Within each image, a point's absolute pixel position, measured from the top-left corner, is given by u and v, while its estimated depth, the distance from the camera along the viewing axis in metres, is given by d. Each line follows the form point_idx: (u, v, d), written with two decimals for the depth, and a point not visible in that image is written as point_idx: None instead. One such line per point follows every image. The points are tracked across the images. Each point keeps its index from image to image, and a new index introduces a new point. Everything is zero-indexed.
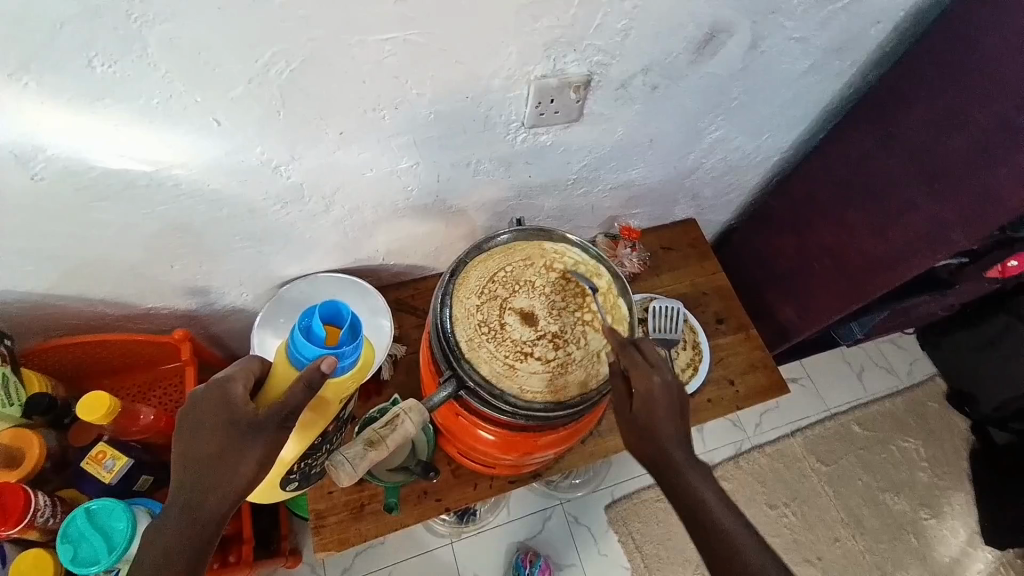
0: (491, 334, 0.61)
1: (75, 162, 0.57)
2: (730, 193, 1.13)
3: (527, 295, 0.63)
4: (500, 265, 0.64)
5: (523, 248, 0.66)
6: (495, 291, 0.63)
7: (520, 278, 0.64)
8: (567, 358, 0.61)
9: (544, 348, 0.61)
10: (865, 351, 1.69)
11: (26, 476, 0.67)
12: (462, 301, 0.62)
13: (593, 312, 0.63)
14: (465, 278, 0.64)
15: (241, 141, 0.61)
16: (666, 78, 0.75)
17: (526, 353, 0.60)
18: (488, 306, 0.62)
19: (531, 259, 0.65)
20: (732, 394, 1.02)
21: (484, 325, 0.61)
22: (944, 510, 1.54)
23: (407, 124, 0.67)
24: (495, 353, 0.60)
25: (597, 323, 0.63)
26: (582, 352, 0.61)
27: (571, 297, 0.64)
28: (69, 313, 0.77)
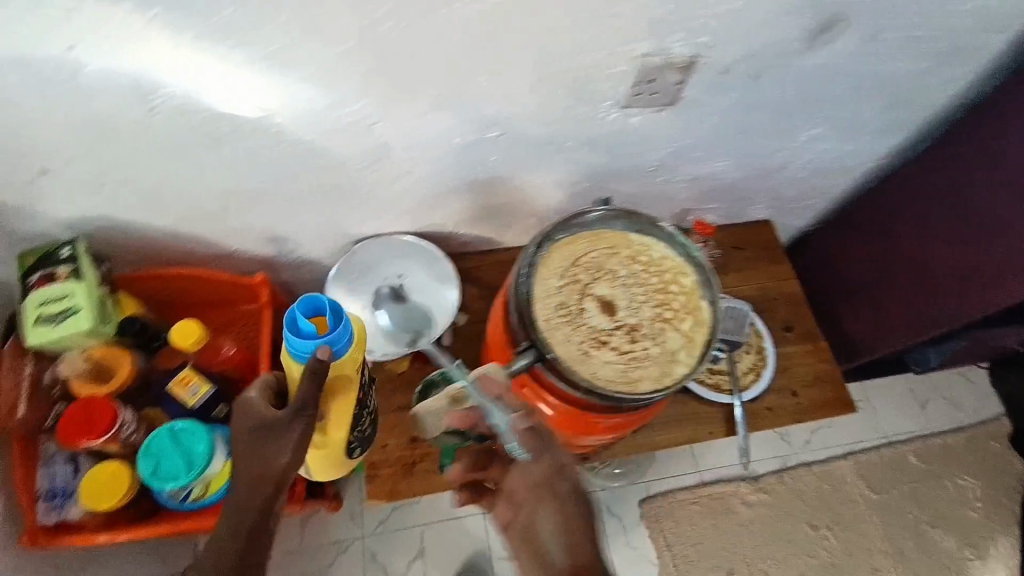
0: (570, 318, 0.60)
1: (190, 100, 0.60)
2: (813, 197, 1.08)
3: (609, 283, 0.62)
4: (585, 249, 0.63)
5: (610, 235, 0.65)
6: (577, 275, 0.62)
7: (603, 265, 0.63)
8: (643, 352, 0.59)
9: (620, 339, 0.60)
10: (931, 381, 1.59)
11: (114, 392, 0.72)
12: (544, 280, 0.61)
13: (674, 310, 0.62)
14: (549, 258, 0.63)
15: (343, 94, 0.62)
16: (771, 68, 0.72)
17: (602, 341, 0.59)
18: (568, 289, 0.61)
19: (616, 247, 0.64)
20: (793, 405, 0.98)
21: (563, 307, 0.60)
22: (991, 552, 1.47)
23: (503, 92, 0.67)
24: (570, 337, 0.59)
25: (678, 321, 0.61)
26: (658, 348, 0.60)
27: (653, 291, 0.62)
28: (161, 246, 0.81)
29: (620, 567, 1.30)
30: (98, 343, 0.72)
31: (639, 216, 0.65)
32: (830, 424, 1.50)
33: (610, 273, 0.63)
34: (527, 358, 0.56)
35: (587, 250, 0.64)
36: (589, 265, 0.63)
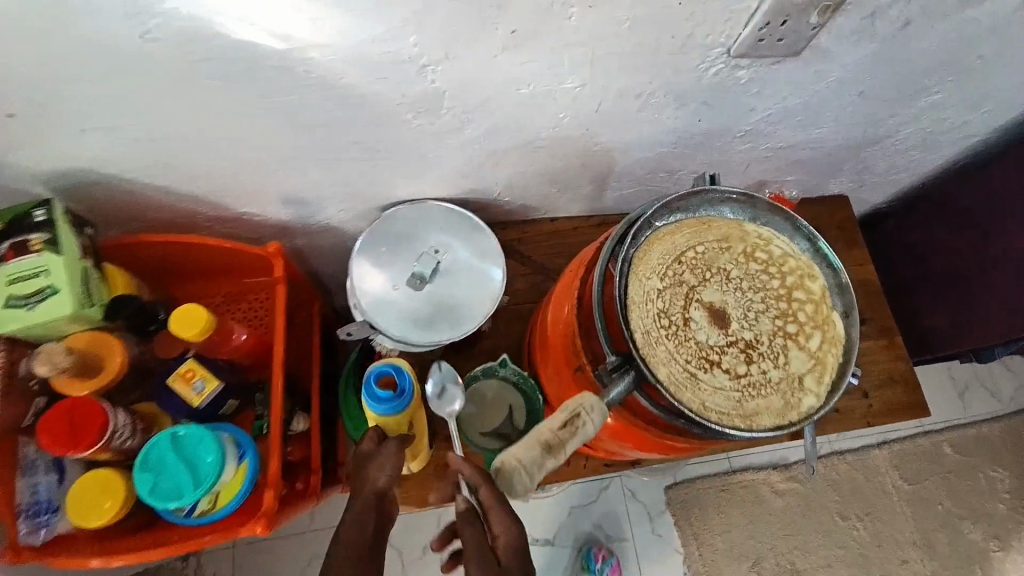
0: (673, 330, 0.48)
1: (192, 24, 0.45)
2: (902, 173, 0.95)
3: (720, 287, 0.50)
4: (691, 243, 0.51)
5: (720, 226, 0.53)
6: (682, 276, 0.50)
7: (712, 264, 0.51)
8: (761, 376, 0.48)
9: (734, 358, 0.48)
10: (973, 370, 1.51)
11: (100, 389, 0.60)
12: (643, 280, 0.49)
13: (799, 323, 0.50)
14: (646, 251, 0.51)
15: (393, 26, 0.48)
16: (927, 14, 0.57)
17: (713, 361, 0.48)
18: (671, 293, 0.49)
19: (728, 241, 0.52)
20: (864, 408, 0.88)
21: (666, 317, 0.48)
22: (1013, 543, 1.42)
23: (594, 32, 0.52)
24: (675, 356, 0.47)
25: (803, 338, 0.50)
26: (779, 372, 0.49)
27: (772, 298, 0.51)
28: (157, 208, 0.68)
29: (643, 554, 1.25)
30: (82, 329, 0.60)
31: (757, 203, 0.53)
32: None
33: (720, 273, 0.51)
34: (623, 381, 0.45)
35: (692, 243, 0.51)
36: (696, 264, 0.51)
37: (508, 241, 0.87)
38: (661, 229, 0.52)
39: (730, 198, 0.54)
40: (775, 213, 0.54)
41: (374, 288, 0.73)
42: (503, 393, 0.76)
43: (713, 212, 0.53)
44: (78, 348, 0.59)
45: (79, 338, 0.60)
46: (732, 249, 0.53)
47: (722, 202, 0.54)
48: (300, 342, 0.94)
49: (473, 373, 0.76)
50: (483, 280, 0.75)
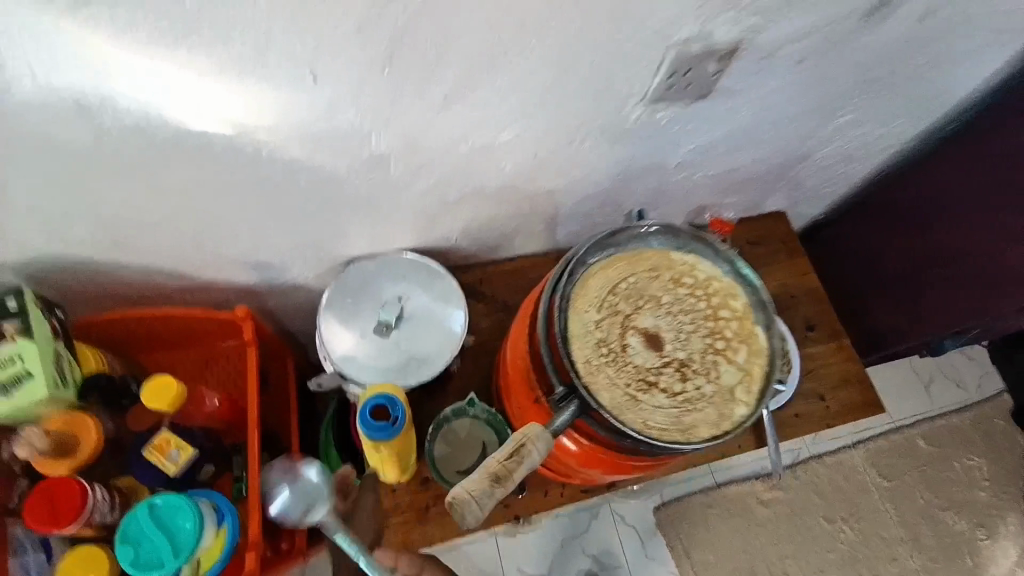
0: (613, 357, 0.53)
1: (146, 116, 0.49)
2: (832, 186, 1.02)
3: (652, 314, 0.56)
4: (622, 276, 0.57)
5: (648, 257, 0.59)
6: (617, 307, 0.55)
7: (644, 293, 0.57)
8: (697, 391, 0.54)
9: (670, 377, 0.54)
10: (936, 362, 1.58)
11: (78, 468, 0.61)
12: (580, 314, 0.55)
13: (727, 339, 0.56)
14: (582, 287, 0.56)
15: (332, 102, 0.52)
16: (818, 52, 0.63)
17: (651, 382, 0.53)
18: (609, 323, 0.55)
19: (657, 270, 0.58)
20: (823, 410, 0.93)
21: (605, 346, 0.53)
22: (1000, 530, 1.48)
23: (520, 91, 0.57)
24: (617, 381, 0.52)
25: (731, 352, 0.56)
26: (713, 385, 0.54)
27: (700, 318, 0.57)
28: (125, 284, 0.71)
29: None
30: (56, 410, 0.61)
31: (680, 235, 0.59)
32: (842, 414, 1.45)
33: (652, 301, 0.57)
34: (570, 409, 0.49)
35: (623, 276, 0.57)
36: (629, 294, 0.56)
37: (470, 282, 0.91)
38: (596, 265, 0.57)
39: (657, 231, 0.60)
40: (698, 240, 0.60)
41: (343, 341, 0.77)
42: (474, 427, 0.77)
43: (643, 245, 0.59)
44: (55, 430, 0.61)
45: (56, 421, 0.61)
46: (662, 277, 0.58)
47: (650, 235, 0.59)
48: (275, 401, 0.96)
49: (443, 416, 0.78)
50: (446, 321, 0.79)
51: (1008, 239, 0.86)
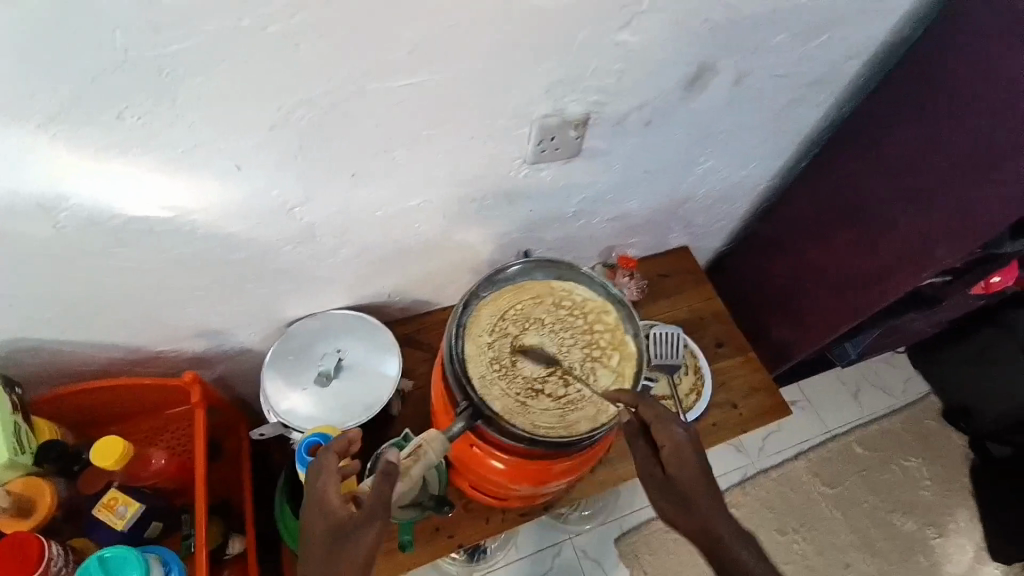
0: (504, 372, 0.66)
1: (95, 211, 0.59)
2: (722, 221, 1.17)
3: (536, 332, 0.69)
4: (510, 304, 0.71)
5: (532, 286, 0.72)
6: (506, 330, 0.69)
7: (529, 316, 0.70)
8: (577, 393, 0.66)
9: (554, 383, 0.66)
10: (860, 371, 1.70)
11: (37, 526, 0.68)
12: (475, 339, 0.68)
13: (602, 347, 0.69)
14: (477, 316, 0.69)
15: (256, 186, 0.63)
16: (660, 115, 0.79)
17: (537, 390, 0.65)
18: (499, 344, 0.68)
19: (539, 297, 0.72)
20: (736, 417, 1.03)
21: (497, 363, 0.66)
22: (949, 527, 1.53)
23: (417, 164, 0.70)
24: (507, 391, 0.65)
25: (607, 358, 0.69)
26: (591, 387, 0.67)
27: (578, 332, 0.70)
28: (79, 361, 0.78)
29: None
30: (16, 475, 0.68)
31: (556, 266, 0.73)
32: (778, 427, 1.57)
33: (537, 322, 0.70)
34: (467, 418, 0.61)
35: (511, 304, 0.71)
36: (516, 318, 0.70)
37: (408, 333, 0.99)
38: (488, 297, 0.71)
39: (540, 264, 0.74)
40: (575, 267, 0.74)
41: (287, 393, 0.84)
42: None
43: (527, 277, 0.72)
44: (14, 492, 0.67)
45: (16, 484, 0.68)
46: (546, 302, 0.72)
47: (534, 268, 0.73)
48: (231, 465, 1.01)
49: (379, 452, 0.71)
50: (382, 367, 0.88)
51: (858, 249, 0.99)
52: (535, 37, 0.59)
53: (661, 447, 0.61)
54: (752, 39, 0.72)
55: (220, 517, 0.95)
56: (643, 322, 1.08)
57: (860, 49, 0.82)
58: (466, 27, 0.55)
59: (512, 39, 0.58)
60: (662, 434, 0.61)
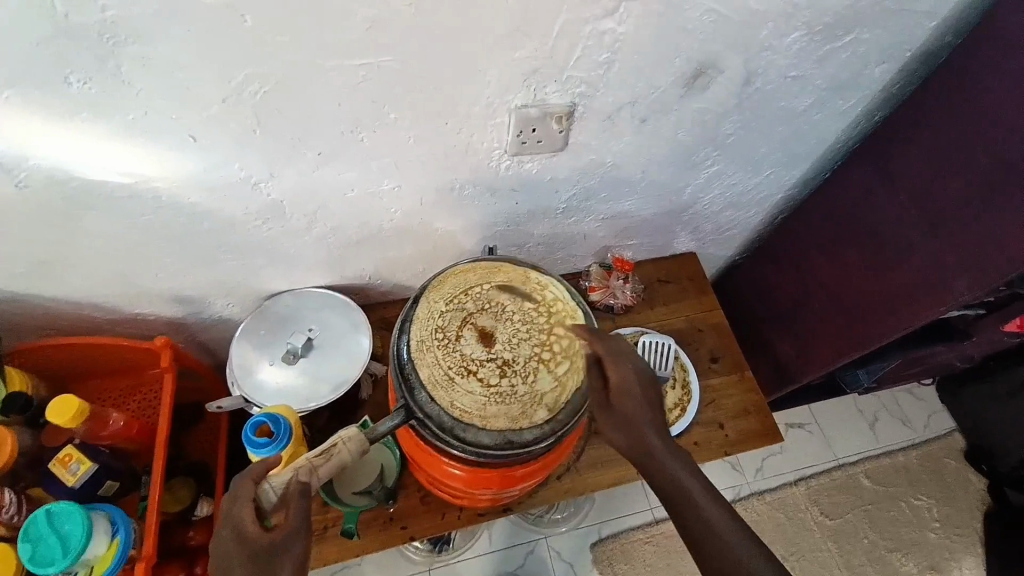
0: (445, 345, 0.66)
1: (55, 172, 0.59)
2: (732, 229, 1.10)
3: (492, 314, 0.68)
4: (477, 282, 0.71)
5: (509, 272, 0.72)
6: (463, 304, 0.69)
7: (493, 299, 0.70)
8: (508, 388, 0.64)
9: (489, 370, 0.65)
10: (879, 399, 1.60)
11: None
12: (432, 305, 0.69)
13: (552, 351, 0.66)
14: (442, 283, 0.71)
15: (218, 157, 0.63)
16: (655, 112, 0.74)
17: (469, 371, 0.65)
18: (451, 315, 0.68)
19: (508, 284, 0.71)
20: (723, 438, 0.96)
21: (442, 333, 0.67)
22: (954, 574, 1.41)
23: (388, 147, 0.68)
24: (440, 365, 0.65)
25: (554, 364, 0.66)
26: (525, 386, 0.65)
27: (535, 328, 0.68)
28: (58, 316, 0.80)
29: None
30: None
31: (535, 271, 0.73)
32: (781, 449, 1.51)
33: (497, 306, 0.69)
34: (400, 418, 0.62)
35: (480, 283, 0.71)
36: (478, 297, 0.70)
37: (388, 317, 0.98)
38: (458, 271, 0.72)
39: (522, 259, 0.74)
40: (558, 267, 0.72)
41: (255, 365, 0.84)
42: (365, 452, 0.59)
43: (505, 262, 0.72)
44: None
45: None
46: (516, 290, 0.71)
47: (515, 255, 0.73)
48: (210, 431, 1.01)
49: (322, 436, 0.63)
50: (352, 350, 0.87)
51: (870, 273, 0.92)
52: (507, 21, 0.56)
53: (610, 379, 0.65)
54: (756, 36, 0.67)
55: (194, 480, 0.96)
56: (634, 328, 1.03)
57: (889, 54, 0.75)
58: (430, 8, 0.53)
59: (482, 22, 0.56)
60: (614, 368, 0.65)
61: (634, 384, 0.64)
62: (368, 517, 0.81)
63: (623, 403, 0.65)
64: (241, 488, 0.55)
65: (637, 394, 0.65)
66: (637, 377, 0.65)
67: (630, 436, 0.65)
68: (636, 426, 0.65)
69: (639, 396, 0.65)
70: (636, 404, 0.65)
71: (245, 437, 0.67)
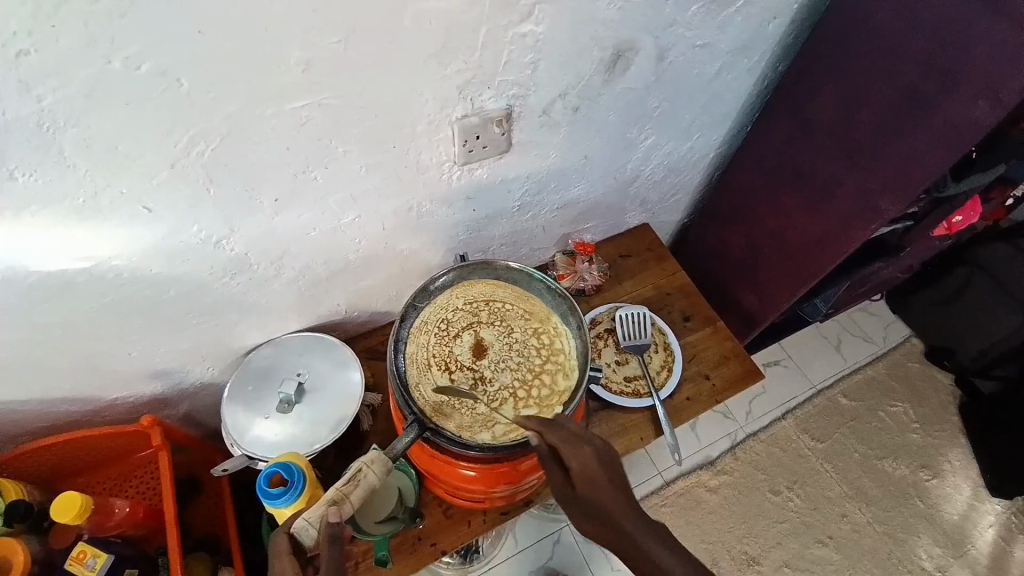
0: (444, 337, 0.75)
1: (9, 270, 0.58)
2: (676, 194, 1.17)
3: (496, 333, 0.76)
4: (498, 295, 0.79)
5: (537, 304, 0.78)
6: (477, 312, 0.77)
7: (504, 319, 0.77)
8: (470, 400, 0.70)
9: (463, 378, 0.72)
10: (840, 323, 1.71)
11: None
12: (452, 298, 0.78)
13: (527, 392, 0.71)
14: (472, 284, 0.80)
15: (175, 223, 0.63)
16: (585, 100, 0.79)
17: (448, 368, 0.72)
18: (462, 312, 0.77)
19: (525, 313, 0.78)
20: (710, 388, 1.01)
21: (448, 327, 0.75)
22: (943, 467, 1.52)
23: (341, 181, 0.69)
24: (429, 351, 0.73)
25: (522, 402, 0.71)
26: (485, 406, 0.70)
27: (524, 363, 0.74)
28: (36, 418, 0.78)
29: None
30: None
31: (557, 288, 0.77)
32: (764, 389, 1.60)
33: (504, 327, 0.76)
34: (414, 431, 0.64)
35: (502, 300, 0.78)
36: (491, 308, 0.77)
37: (370, 346, 0.99)
38: (490, 280, 0.80)
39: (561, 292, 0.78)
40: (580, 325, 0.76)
41: (250, 423, 0.83)
42: (391, 470, 0.61)
43: (534, 294, 0.78)
44: None
45: None
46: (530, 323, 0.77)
47: (547, 291, 0.78)
48: (215, 499, 0.99)
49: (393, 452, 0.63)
50: (344, 385, 0.87)
51: (806, 208, 0.99)
52: (434, 40, 0.59)
53: (571, 469, 0.60)
54: (661, 13, 0.72)
55: (206, 554, 0.93)
56: (608, 305, 1.07)
57: (779, 9, 0.82)
58: (359, 42, 0.55)
59: (410, 46, 0.58)
60: (575, 456, 0.61)
61: (595, 467, 0.62)
62: (396, 543, 0.81)
63: (592, 491, 0.61)
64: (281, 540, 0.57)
65: (604, 481, 0.61)
66: (596, 458, 0.62)
67: (599, 524, 0.61)
68: (607, 515, 0.61)
69: (605, 483, 0.62)
70: (602, 487, 0.61)
71: (259, 491, 0.66)
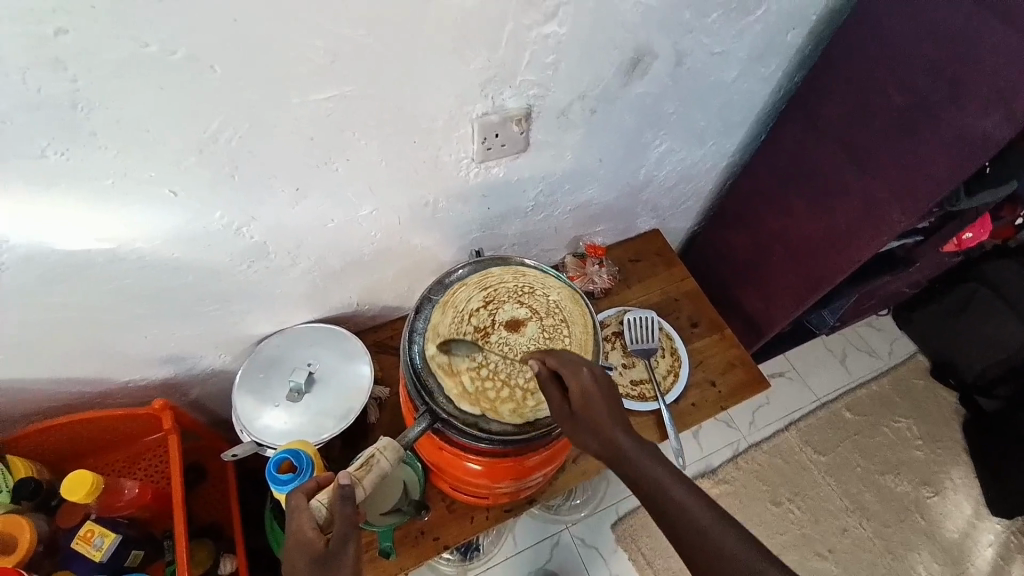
0: (518, 290, 0.72)
1: (37, 248, 0.59)
2: (688, 200, 1.17)
3: (538, 338, 0.69)
4: (575, 330, 0.71)
5: None
6: (548, 316, 0.71)
7: (554, 341, 0.69)
8: (466, 330, 0.70)
9: (483, 315, 0.70)
10: (845, 337, 1.71)
11: (20, 562, 0.70)
12: (556, 291, 0.74)
13: (482, 377, 0.68)
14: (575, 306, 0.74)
15: (198, 209, 0.64)
16: (603, 102, 0.80)
17: (488, 302, 0.71)
18: (545, 297, 0.72)
19: None
20: (715, 394, 1.01)
21: (523, 292, 0.72)
22: (946, 485, 1.52)
23: (360, 173, 0.70)
24: (499, 281, 0.74)
25: (474, 373, 0.68)
26: (465, 341, 0.70)
27: (511, 373, 0.68)
28: (49, 397, 0.79)
29: None
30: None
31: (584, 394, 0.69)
32: (767, 400, 1.60)
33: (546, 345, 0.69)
34: (425, 421, 0.65)
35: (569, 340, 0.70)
36: (561, 326, 0.70)
37: (380, 340, 1.00)
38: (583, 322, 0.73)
39: None
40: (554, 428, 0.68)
41: (258, 411, 0.83)
42: (402, 458, 0.62)
43: None
44: None
45: None
46: None
47: None
48: (219, 486, 1.00)
49: (402, 439, 0.63)
50: (353, 377, 0.87)
51: (816, 218, 0.99)
52: (458, 35, 0.60)
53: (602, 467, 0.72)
54: (681, 19, 0.74)
55: (209, 540, 0.94)
56: (616, 308, 1.08)
57: (798, 19, 0.83)
58: (384, 35, 0.56)
59: (434, 41, 0.59)
60: None
61: None
62: (399, 535, 0.82)
63: None
64: (293, 503, 0.57)
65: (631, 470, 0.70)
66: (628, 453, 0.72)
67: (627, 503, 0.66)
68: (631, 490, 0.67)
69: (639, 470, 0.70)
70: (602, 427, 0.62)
71: (268, 476, 0.66)
